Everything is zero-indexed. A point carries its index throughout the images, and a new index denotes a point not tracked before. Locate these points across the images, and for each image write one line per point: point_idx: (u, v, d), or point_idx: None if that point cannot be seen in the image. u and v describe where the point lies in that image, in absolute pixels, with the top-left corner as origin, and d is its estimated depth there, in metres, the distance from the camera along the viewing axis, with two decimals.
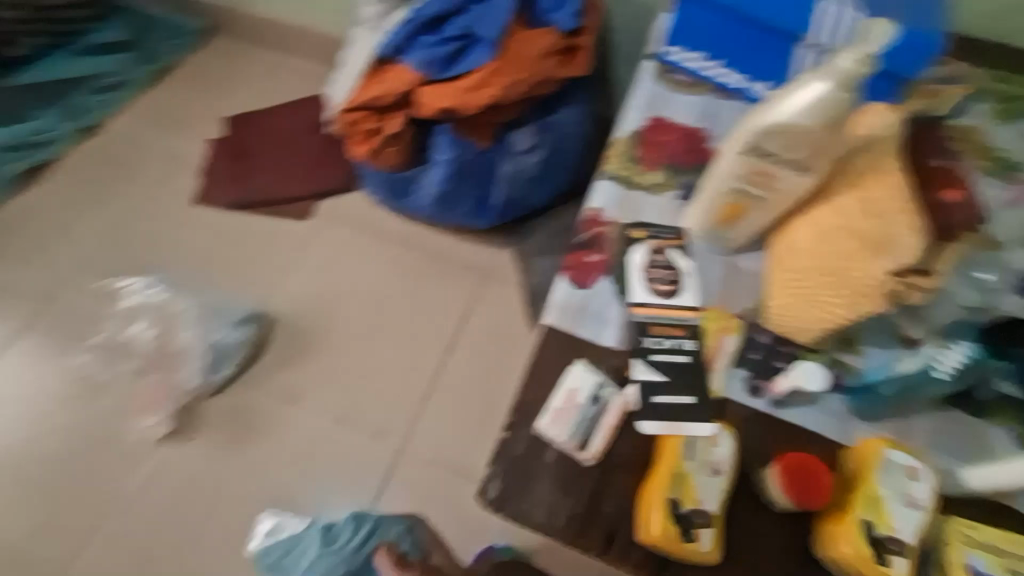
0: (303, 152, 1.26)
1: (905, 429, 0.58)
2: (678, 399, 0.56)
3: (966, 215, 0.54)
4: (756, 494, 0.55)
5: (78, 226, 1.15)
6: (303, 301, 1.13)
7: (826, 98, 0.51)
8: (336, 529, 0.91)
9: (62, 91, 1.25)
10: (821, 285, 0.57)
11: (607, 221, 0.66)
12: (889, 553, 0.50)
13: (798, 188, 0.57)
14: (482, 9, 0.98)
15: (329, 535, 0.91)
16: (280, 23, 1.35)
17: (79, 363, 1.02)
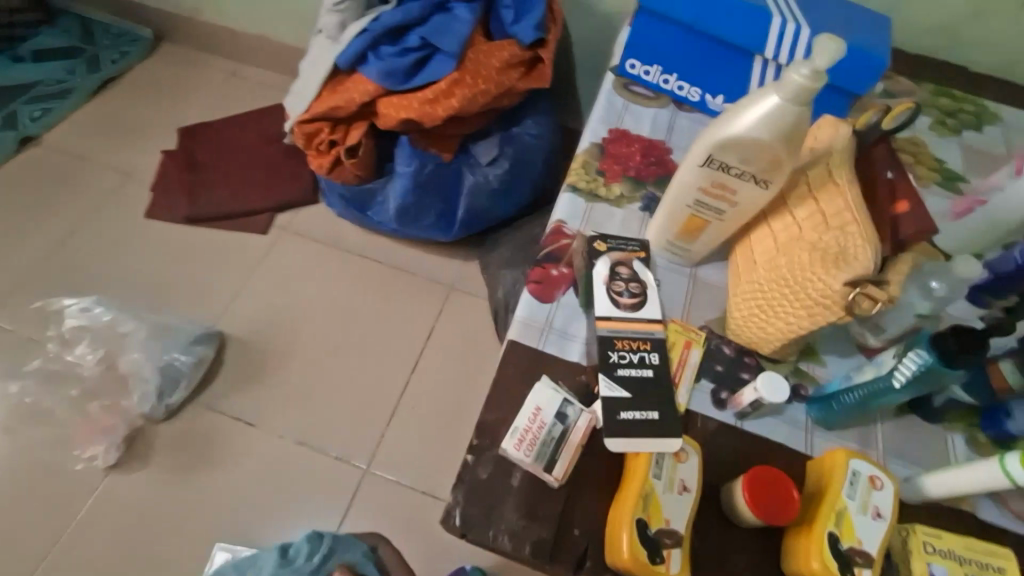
0: (262, 164, 1.23)
1: (866, 437, 0.54)
2: (640, 414, 0.47)
3: (917, 227, 0.47)
4: (722, 507, 0.48)
5: (22, 244, 1.10)
6: (261, 319, 1.09)
7: (779, 113, 0.46)
8: (292, 550, 0.86)
9: (3, 100, 1.23)
10: (780, 298, 0.51)
11: (571, 234, 0.61)
12: (857, 566, 0.43)
13: (757, 204, 0.53)
14: (442, 19, 0.92)
15: (285, 555, 0.86)
16: (240, 35, 1.34)
17: (16, 391, 0.96)
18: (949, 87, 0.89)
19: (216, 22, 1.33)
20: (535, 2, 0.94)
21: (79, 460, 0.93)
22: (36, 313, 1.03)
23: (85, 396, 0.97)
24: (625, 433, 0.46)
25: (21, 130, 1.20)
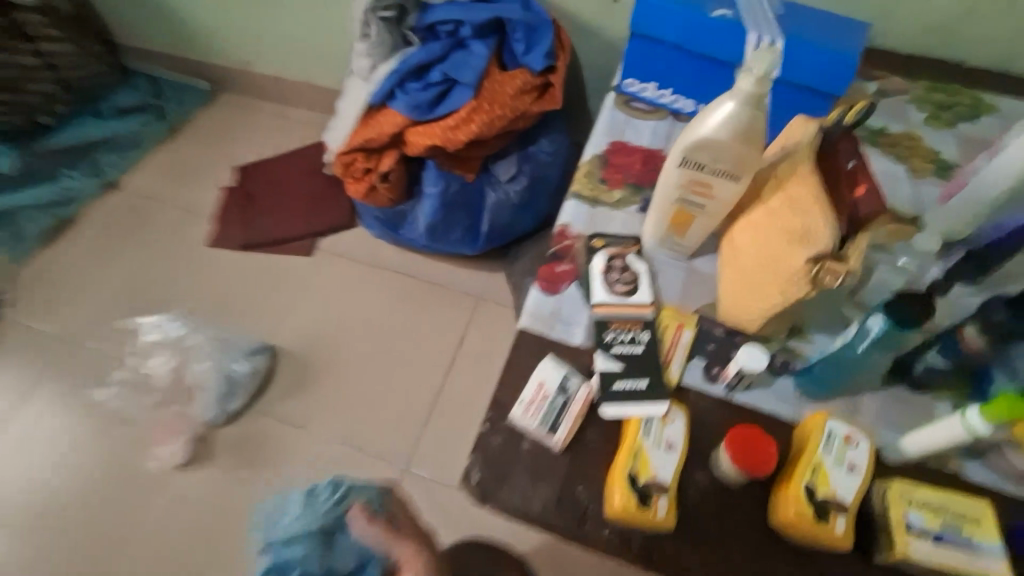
0: (307, 194, 1.37)
1: (854, 406, 0.57)
2: (632, 383, 0.54)
3: (873, 206, 0.51)
4: (710, 467, 0.53)
5: (106, 272, 1.26)
6: (310, 331, 1.20)
7: (736, 116, 0.53)
8: (318, 489, 0.65)
9: (89, 152, 1.42)
10: (759, 278, 0.57)
11: (574, 235, 0.68)
12: (832, 512, 0.47)
13: (734, 196, 0.59)
14: (460, 55, 1.03)
15: (311, 495, 0.65)
16: (285, 81, 1.50)
17: (106, 398, 1.11)
18: (946, 82, 0.92)
19: (265, 71, 1.50)
20: (543, 34, 1.04)
21: (155, 458, 1.06)
22: (119, 331, 1.18)
23: (160, 402, 1.10)
24: (625, 401, 0.53)
25: (105, 176, 1.39)
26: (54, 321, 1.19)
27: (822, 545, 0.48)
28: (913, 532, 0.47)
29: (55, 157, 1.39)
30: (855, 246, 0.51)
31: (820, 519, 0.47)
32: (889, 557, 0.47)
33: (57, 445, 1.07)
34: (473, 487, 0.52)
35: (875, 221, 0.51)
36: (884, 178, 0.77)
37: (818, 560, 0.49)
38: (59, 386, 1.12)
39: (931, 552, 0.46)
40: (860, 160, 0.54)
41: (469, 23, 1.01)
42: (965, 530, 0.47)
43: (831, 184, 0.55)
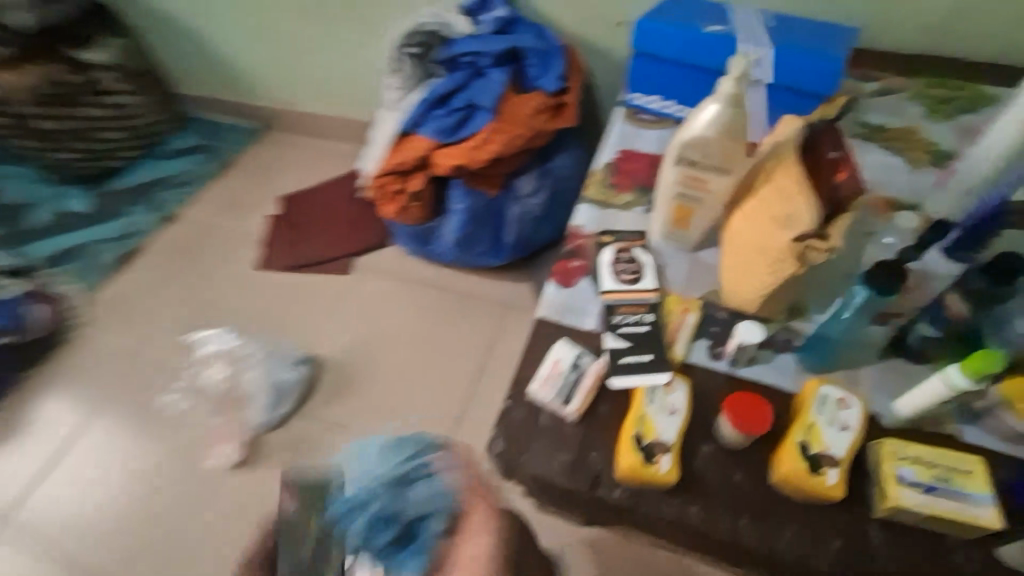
0: (345, 218, 1.49)
1: (854, 377, 0.61)
2: (637, 357, 0.60)
3: (851, 191, 0.57)
4: (713, 433, 0.57)
5: (168, 295, 1.40)
6: (350, 342, 1.30)
7: (720, 115, 0.60)
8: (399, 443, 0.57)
9: (153, 189, 1.58)
10: (753, 261, 0.62)
11: (586, 234, 0.74)
12: (826, 466, 0.51)
13: (726, 188, 0.65)
14: (480, 82, 1.13)
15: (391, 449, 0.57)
16: (323, 118, 1.65)
17: (170, 407, 1.22)
18: (945, 76, 0.95)
19: (305, 109, 1.65)
20: (555, 59, 1.14)
21: (212, 459, 1.15)
22: (181, 347, 1.30)
23: (216, 409, 1.20)
24: (627, 372, 0.59)
25: (166, 211, 1.54)
26: (124, 339, 1.32)
27: (819, 498, 0.52)
28: (903, 483, 0.50)
29: (124, 196, 1.56)
30: (836, 225, 0.57)
31: (814, 473, 0.51)
32: (884, 509, 0.51)
33: (128, 450, 1.18)
34: (498, 455, 0.59)
35: (852, 205, 0.57)
36: (885, 169, 0.81)
37: (818, 517, 0.52)
38: (130, 396, 1.24)
39: (922, 501, 0.50)
40: (841, 151, 0.60)
41: (488, 53, 1.12)
42: (956, 482, 0.51)
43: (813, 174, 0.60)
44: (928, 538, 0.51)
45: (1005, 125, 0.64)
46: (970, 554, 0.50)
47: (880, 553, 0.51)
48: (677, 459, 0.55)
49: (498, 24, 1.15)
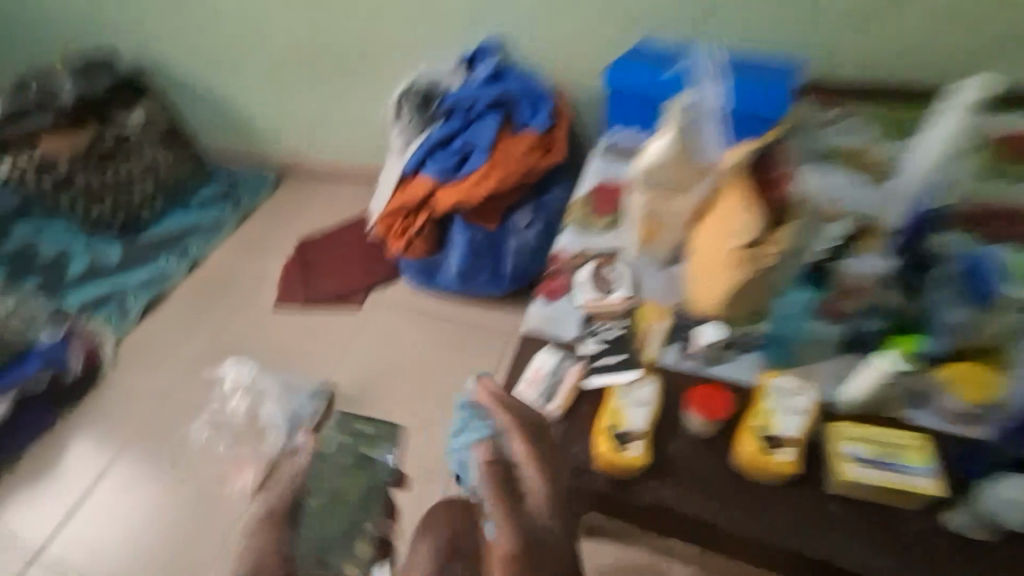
0: (357, 257, 1.59)
1: (812, 369, 0.67)
2: (611, 357, 0.69)
3: (785, 199, 0.64)
4: (679, 423, 0.63)
5: (193, 334, 1.50)
6: (362, 372, 1.37)
7: (669, 142, 0.70)
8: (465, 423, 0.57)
9: (180, 238, 1.71)
10: (709, 268, 0.68)
11: (567, 255, 0.84)
12: (778, 445, 0.58)
13: (684, 205, 0.72)
14: (475, 127, 1.25)
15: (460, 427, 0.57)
16: (335, 167, 1.78)
17: (195, 436, 1.30)
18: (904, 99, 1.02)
19: (319, 160, 1.79)
20: (544, 104, 1.26)
21: (233, 485, 1.22)
22: (205, 382, 1.39)
23: (237, 438, 1.28)
24: (603, 371, 0.67)
25: (191, 257, 1.66)
26: (153, 376, 1.42)
27: (777, 476, 0.58)
28: (853, 460, 0.57)
29: (154, 245, 1.69)
30: (777, 231, 0.63)
31: (768, 451, 0.58)
32: (837, 483, 0.57)
33: (154, 481, 1.25)
34: None
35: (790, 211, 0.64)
36: (845, 182, 0.82)
37: (781, 495, 0.58)
38: (158, 430, 1.32)
39: (868, 473, 0.56)
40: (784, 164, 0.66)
41: (482, 100, 1.24)
42: (898, 456, 0.57)
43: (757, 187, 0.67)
44: (883, 511, 0.56)
45: (935, 140, 0.69)
46: (921, 523, 0.55)
47: (839, 525, 0.56)
48: (649, 446, 0.61)
49: (491, 73, 1.26)
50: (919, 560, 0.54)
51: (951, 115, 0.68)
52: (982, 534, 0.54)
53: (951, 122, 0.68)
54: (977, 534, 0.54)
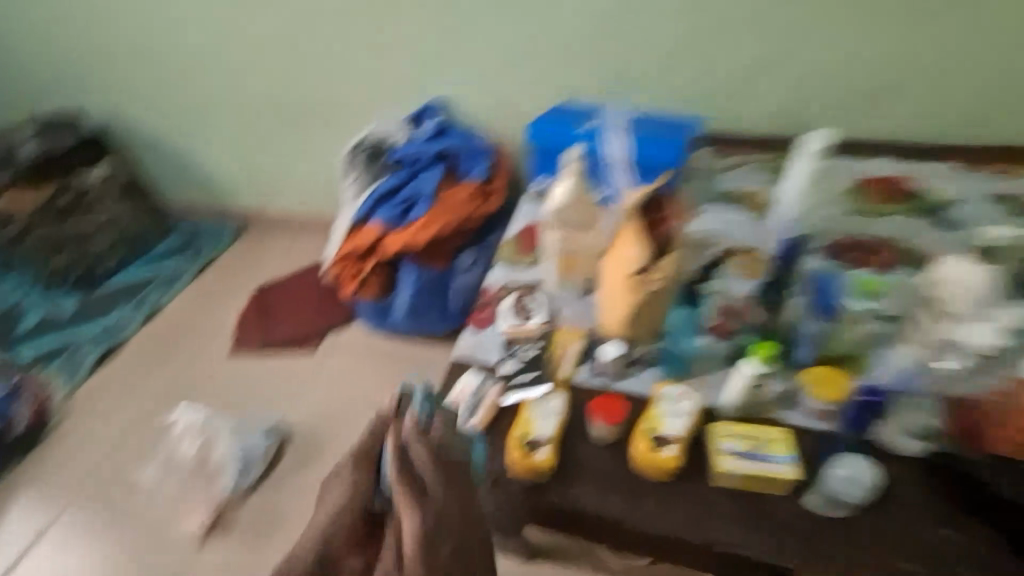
0: (312, 302, 1.65)
1: (705, 380, 0.75)
2: (526, 374, 0.77)
3: (667, 234, 0.76)
4: (584, 431, 0.71)
5: (147, 382, 1.51)
6: (316, 412, 1.41)
7: (571, 186, 0.80)
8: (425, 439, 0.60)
9: (137, 290, 1.75)
10: (611, 295, 0.78)
11: (495, 288, 0.92)
12: (664, 442, 0.67)
13: (588, 242, 0.82)
14: (420, 178, 1.36)
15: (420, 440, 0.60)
16: (294, 217, 1.86)
17: (145, 482, 1.30)
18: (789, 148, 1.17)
19: (277, 211, 1.87)
20: (483, 156, 1.39)
21: (182, 529, 1.22)
22: (157, 428, 1.40)
23: (188, 482, 1.29)
24: (516, 390, 0.75)
25: (149, 307, 1.69)
26: (104, 425, 1.42)
27: (665, 472, 0.66)
28: (727, 453, 0.66)
29: (110, 298, 1.72)
30: (663, 261, 0.74)
31: (656, 448, 0.66)
32: (716, 476, 0.66)
33: (100, 529, 1.24)
34: None
35: (672, 244, 0.76)
36: (734, 224, 0.94)
37: (671, 490, 0.66)
38: (107, 478, 1.32)
39: (738, 464, 0.65)
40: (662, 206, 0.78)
41: (426, 154, 1.36)
42: (765, 448, 0.66)
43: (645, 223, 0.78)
44: (758, 499, 0.65)
45: (794, 179, 0.82)
46: (789, 507, 0.64)
47: (724, 514, 0.64)
48: (555, 449, 0.70)
49: (434, 130, 1.39)
50: (788, 539, 0.62)
51: (801, 160, 0.82)
52: (836, 513, 0.63)
53: (802, 166, 0.82)
54: (833, 513, 0.63)
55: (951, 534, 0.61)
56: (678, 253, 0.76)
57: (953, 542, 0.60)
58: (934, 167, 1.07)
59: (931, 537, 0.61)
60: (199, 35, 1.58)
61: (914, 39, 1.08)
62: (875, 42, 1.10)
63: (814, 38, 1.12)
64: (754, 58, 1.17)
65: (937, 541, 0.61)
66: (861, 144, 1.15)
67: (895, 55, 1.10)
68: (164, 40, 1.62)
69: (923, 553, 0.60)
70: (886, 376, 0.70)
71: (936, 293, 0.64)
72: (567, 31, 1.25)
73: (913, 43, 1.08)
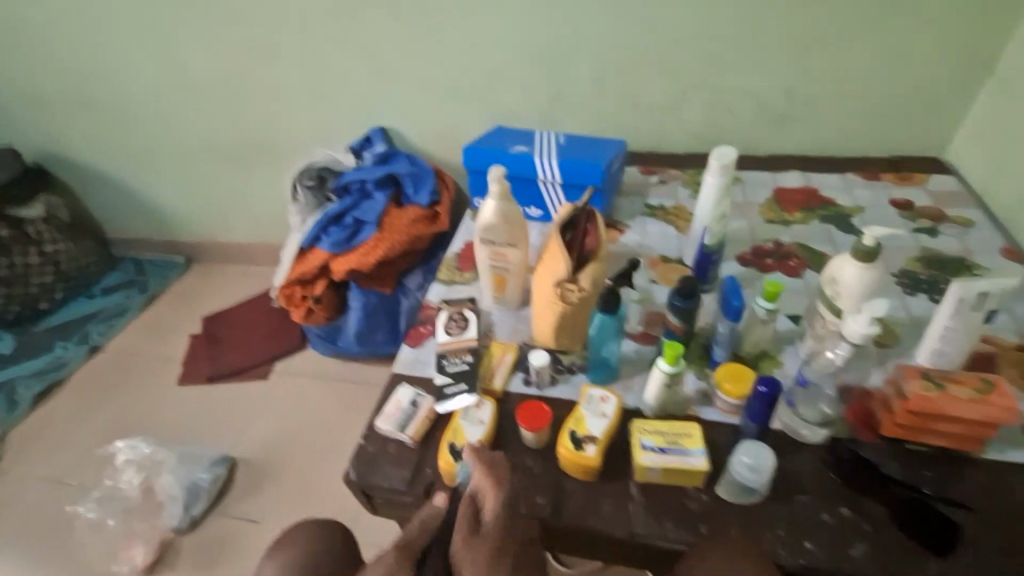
0: (263, 328, 1.64)
1: (628, 383, 0.80)
2: (456, 387, 0.78)
3: (592, 246, 0.79)
4: (517, 438, 0.75)
5: (88, 417, 1.47)
6: (266, 439, 1.39)
7: (497, 205, 0.84)
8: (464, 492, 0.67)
9: (79, 324, 1.71)
10: (541, 306, 0.82)
11: (434, 305, 0.95)
12: (585, 443, 0.69)
13: (520, 258, 0.87)
14: (366, 203, 1.38)
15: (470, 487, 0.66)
16: (245, 245, 1.86)
17: (81, 517, 1.25)
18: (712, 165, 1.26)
19: (227, 239, 1.87)
20: (427, 180, 1.40)
21: (121, 564, 1.18)
22: (99, 462, 1.36)
23: (129, 516, 1.24)
24: (450, 398, 0.76)
25: (91, 342, 1.64)
26: (40, 464, 1.36)
27: (588, 471, 0.69)
28: (644, 449, 0.68)
29: (50, 333, 1.67)
30: (586, 273, 0.77)
31: (578, 449, 0.69)
32: (637, 472, 0.69)
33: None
34: (354, 479, 0.72)
35: (597, 256, 0.78)
36: (660, 237, 1.06)
37: (596, 490, 0.69)
38: (40, 519, 1.26)
39: (656, 459, 0.67)
40: (591, 220, 0.80)
41: (370, 179, 1.37)
42: (681, 443, 0.69)
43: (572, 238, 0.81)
44: (674, 492, 0.69)
45: (706, 197, 0.88)
46: (705, 498, 0.68)
47: (641, 507, 0.68)
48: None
49: (379, 157, 1.42)
50: (702, 527, 0.66)
51: (713, 177, 0.87)
52: (745, 500, 0.67)
53: (714, 182, 0.87)
54: (742, 500, 0.67)
55: (848, 515, 0.66)
56: (602, 265, 0.79)
57: (848, 522, 0.65)
58: (838, 179, 1.17)
59: (827, 518, 0.66)
60: (124, 66, 1.50)
61: (826, 62, 1.14)
62: (791, 67, 1.16)
63: (735, 64, 1.18)
64: (681, 84, 1.22)
65: (834, 521, 0.65)
66: (775, 160, 1.25)
67: (809, 77, 1.16)
68: (89, 77, 1.54)
69: (820, 532, 0.65)
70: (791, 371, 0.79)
71: (833, 290, 0.73)
72: (503, 59, 1.27)
73: (826, 66, 1.14)
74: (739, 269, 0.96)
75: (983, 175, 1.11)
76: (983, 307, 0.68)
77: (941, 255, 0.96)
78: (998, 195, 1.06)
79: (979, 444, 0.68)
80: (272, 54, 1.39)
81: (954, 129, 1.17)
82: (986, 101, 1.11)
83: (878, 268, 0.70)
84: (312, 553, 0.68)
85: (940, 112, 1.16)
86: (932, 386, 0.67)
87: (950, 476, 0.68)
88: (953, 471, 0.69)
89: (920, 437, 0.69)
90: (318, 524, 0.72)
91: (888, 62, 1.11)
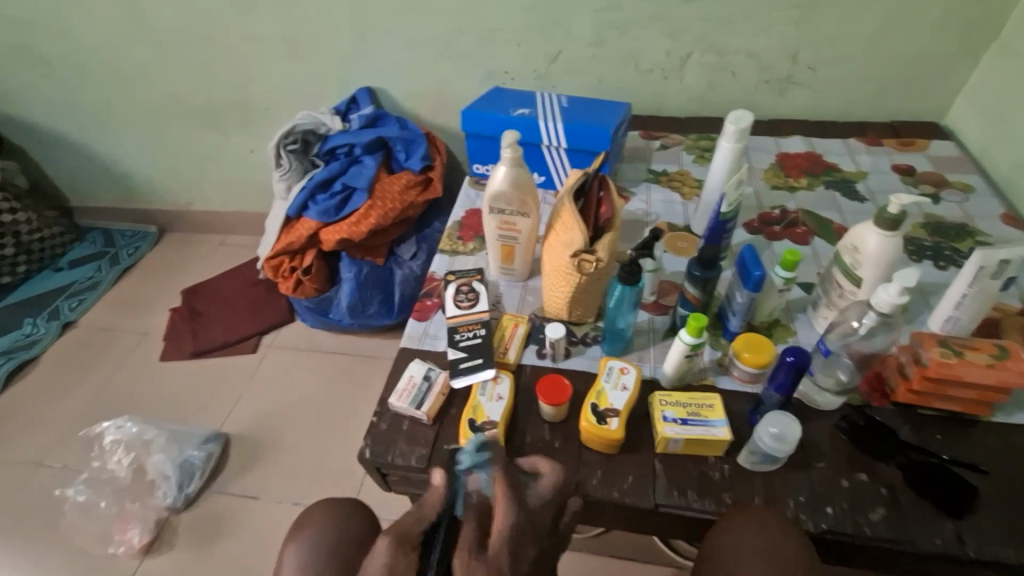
0: (246, 300, 1.58)
1: (643, 354, 0.79)
2: (472, 362, 0.76)
3: (609, 219, 0.75)
4: (536, 413, 0.73)
5: (67, 396, 1.40)
6: (258, 414, 1.35)
7: (511, 172, 0.80)
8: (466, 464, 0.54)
9: (47, 298, 1.62)
10: (555, 277, 0.79)
11: (438, 277, 0.91)
12: (608, 417, 0.68)
13: (529, 227, 0.84)
14: (355, 169, 1.31)
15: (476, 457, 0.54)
16: (222, 214, 1.78)
17: (70, 500, 1.21)
18: (715, 128, 1.23)
19: (202, 208, 1.78)
20: (419, 144, 1.33)
21: (117, 546, 1.15)
22: (83, 443, 1.30)
23: (120, 497, 1.21)
24: (465, 372, 0.75)
25: (63, 318, 1.56)
26: (18, 448, 1.30)
27: (610, 443, 0.68)
28: (665, 421, 0.68)
29: (17, 309, 1.58)
30: (603, 243, 0.74)
31: (601, 424, 0.68)
32: (659, 444, 0.69)
33: (16, 561, 1.13)
34: (369, 457, 0.70)
35: (614, 227, 0.74)
36: (663, 204, 1.04)
37: (619, 461, 0.69)
38: (25, 503, 1.21)
39: (679, 431, 0.67)
40: (605, 188, 0.76)
41: (359, 144, 1.30)
42: (703, 414, 0.69)
43: (587, 208, 0.77)
44: (696, 463, 0.69)
45: (722, 162, 0.89)
46: (727, 468, 0.69)
47: (664, 478, 0.68)
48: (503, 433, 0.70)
49: (366, 119, 1.34)
50: (726, 496, 0.67)
51: (728, 141, 0.87)
52: (766, 467, 0.68)
53: (728, 147, 0.87)
54: (761, 467, 0.68)
55: (865, 480, 0.67)
56: (619, 236, 0.75)
57: (866, 486, 0.66)
58: (840, 144, 1.16)
59: (845, 484, 0.67)
60: (78, 20, 1.37)
61: (834, 24, 1.11)
62: (797, 27, 1.12)
63: (738, 23, 1.13)
64: (683, 44, 1.18)
65: (852, 487, 0.66)
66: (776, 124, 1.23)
67: (814, 39, 1.13)
68: (39, 30, 1.40)
69: (840, 498, 0.66)
70: (805, 339, 0.79)
71: (852, 258, 0.73)
72: (497, 15, 1.20)
73: (832, 28, 1.11)
74: (748, 237, 0.95)
75: (980, 140, 1.11)
76: (1001, 276, 0.69)
77: (945, 223, 0.97)
78: (997, 159, 1.06)
79: (986, 408, 0.70)
80: (244, 7, 1.28)
81: (954, 93, 1.16)
82: (988, 65, 1.10)
83: (900, 236, 0.70)
84: (329, 532, 0.66)
85: (943, 75, 1.14)
86: (950, 353, 0.67)
87: (960, 438, 0.70)
88: (963, 432, 0.70)
89: (933, 402, 0.70)
90: (335, 502, 0.70)
91: (893, 23, 1.09)
